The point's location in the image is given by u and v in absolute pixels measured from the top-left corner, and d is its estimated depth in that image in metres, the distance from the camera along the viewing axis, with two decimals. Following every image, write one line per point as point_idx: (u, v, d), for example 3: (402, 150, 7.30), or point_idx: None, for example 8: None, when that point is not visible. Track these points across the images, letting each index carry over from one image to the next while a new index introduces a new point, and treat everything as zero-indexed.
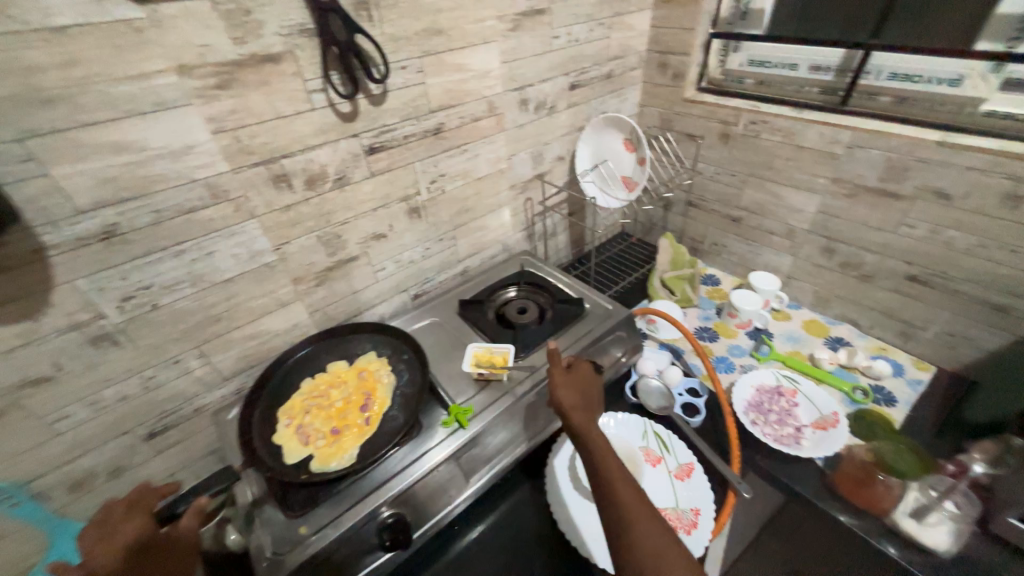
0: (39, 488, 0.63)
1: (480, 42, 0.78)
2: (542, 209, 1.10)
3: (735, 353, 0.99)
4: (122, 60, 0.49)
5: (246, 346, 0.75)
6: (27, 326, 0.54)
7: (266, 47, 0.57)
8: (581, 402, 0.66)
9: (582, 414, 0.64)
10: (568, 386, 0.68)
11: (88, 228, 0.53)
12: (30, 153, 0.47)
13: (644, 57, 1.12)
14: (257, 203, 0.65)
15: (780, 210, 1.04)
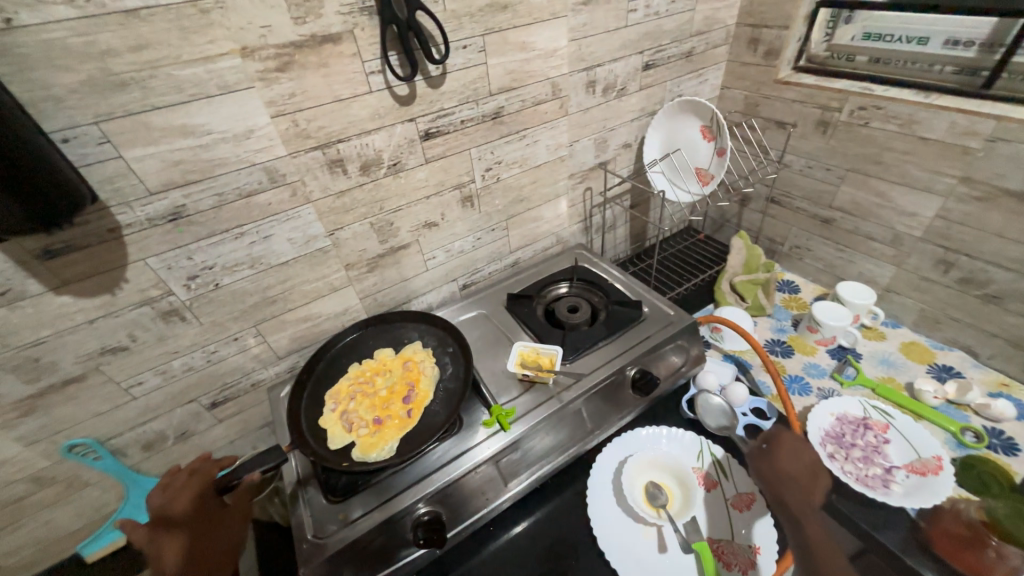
0: (118, 445, 0.69)
1: (548, 17, 0.71)
2: (603, 201, 1.02)
3: (813, 374, 0.88)
4: (188, 43, 0.49)
5: (300, 328, 0.77)
6: (106, 299, 0.58)
7: (326, 27, 0.55)
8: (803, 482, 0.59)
9: (800, 496, 0.58)
10: (787, 467, 0.60)
11: (157, 210, 0.55)
12: (106, 136, 0.49)
13: (731, 32, 0.99)
14: (313, 188, 0.65)
15: (884, 212, 0.89)
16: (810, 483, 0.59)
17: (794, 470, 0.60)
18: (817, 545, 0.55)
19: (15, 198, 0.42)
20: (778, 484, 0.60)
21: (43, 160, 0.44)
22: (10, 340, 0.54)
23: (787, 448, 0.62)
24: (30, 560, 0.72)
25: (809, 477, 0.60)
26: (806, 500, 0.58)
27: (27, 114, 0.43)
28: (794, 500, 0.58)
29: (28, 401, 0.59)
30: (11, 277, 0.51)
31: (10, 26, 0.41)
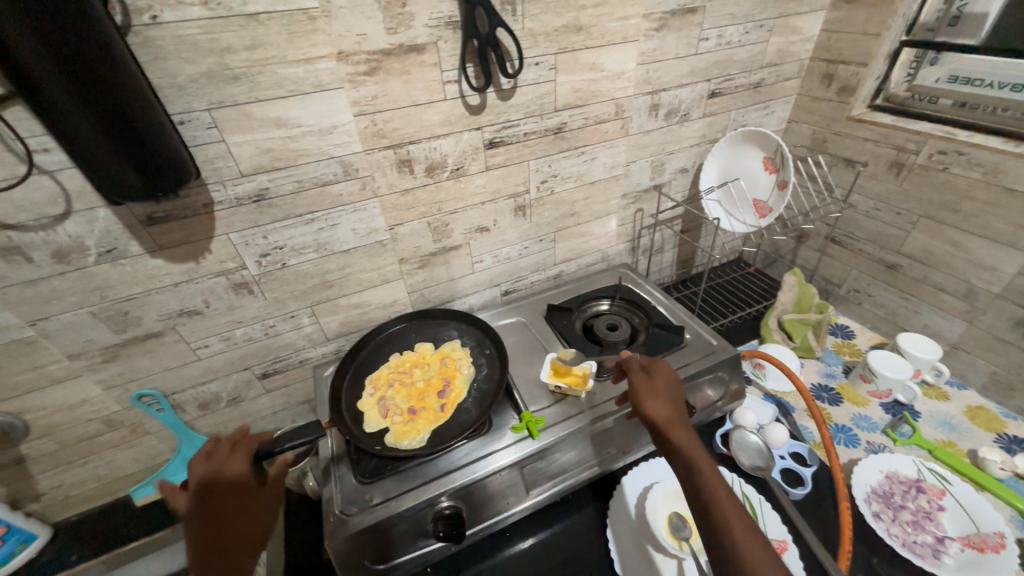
0: (179, 400, 0.75)
1: (620, 41, 0.73)
2: (653, 223, 1.02)
3: (863, 427, 0.83)
4: (293, 45, 0.54)
5: (350, 313, 0.81)
6: (190, 267, 0.64)
7: (414, 38, 0.60)
8: (675, 413, 0.60)
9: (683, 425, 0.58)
10: (653, 394, 0.62)
11: (244, 190, 0.61)
12: (214, 122, 0.55)
13: (804, 66, 0.97)
14: (381, 184, 0.69)
15: (958, 263, 0.83)
16: (671, 401, 0.62)
17: (656, 388, 0.63)
18: (699, 457, 0.53)
19: (133, 168, 0.49)
20: (639, 409, 0.61)
21: (159, 137, 0.49)
22: (108, 293, 0.61)
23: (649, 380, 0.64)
24: (90, 495, 0.79)
25: (669, 395, 0.62)
26: (678, 414, 0.60)
27: (156, 96, 0.49)
28: (664, 417, 0.59)
29: (113, 349, 0.66)
30: (118, 237, 0.58)
31: (154, 21, 0.48)
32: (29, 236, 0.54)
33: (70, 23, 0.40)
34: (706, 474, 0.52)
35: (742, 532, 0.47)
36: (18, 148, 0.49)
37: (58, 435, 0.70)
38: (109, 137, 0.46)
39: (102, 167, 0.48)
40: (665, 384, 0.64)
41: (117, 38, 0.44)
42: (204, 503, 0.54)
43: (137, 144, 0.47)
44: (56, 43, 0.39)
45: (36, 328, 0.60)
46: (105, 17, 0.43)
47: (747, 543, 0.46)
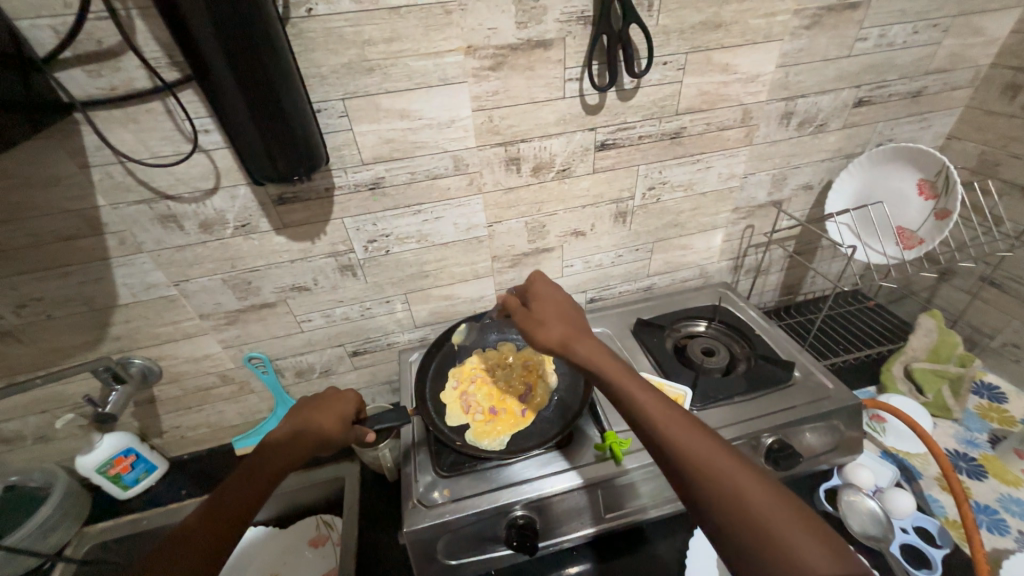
0: (280, 366, 0.81)
1: (761, 40, 0.66)
2: (764, 241, 0.93)
3: (1014, 512, 0.69)
4: (427, 38, 0.55)
5: (439, 304, 0.82)
6: (307, 246, 0.68)
7: (543, 33, 0.58)
8: (568, 330, 0.60)
9: (580, 337, 0.59)
10: (541, 320, 0.62)
11: (363, 177, 0.64)
12: (346, 111, 0.57)
13: (981, 73, 0.82)
14: (487, 180, 0.69)
15: None
16: (560, 318, 0.62)
17: (542, 313, 0.63)
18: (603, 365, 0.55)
19: (280, 166, 0.53)
20: (535, 337, 0.61)
21: (306, 139, 0.53)
22: (238, 263, 0.67)
23: (538, 305, 0.65)
24: (199, 438, 0.88)
25: (556, 313, 0.63)
26: (572, 330, 0.60)
27: (308, 100, 0.52)
28: (559, 338, 0.59)
29: (235, 313, 0.72)
30: (253, 213, 0.63)
31: (309, 14, 0.50)
32: (184, 207, 0.60)
33: (250, 32, 0.43)
34: (615, 379, 0.53)
35: (663, 417, 0.47)
36: (185, 128, 0.54)
37: (183, 383, 0.78)
38: (265, 136, 0.50)
39: (256, 160, 0.53)
40: (550, 305, 0.64)
41: (284, 45, 0.47)
42: (307, 404, 0.62)
43: (288, 144, 0.51)
44: (224, 28, 0.41)
45: (179, 288, 0.67)
46: (278, 26, 0.46)
47: (667, 424, 0.47)
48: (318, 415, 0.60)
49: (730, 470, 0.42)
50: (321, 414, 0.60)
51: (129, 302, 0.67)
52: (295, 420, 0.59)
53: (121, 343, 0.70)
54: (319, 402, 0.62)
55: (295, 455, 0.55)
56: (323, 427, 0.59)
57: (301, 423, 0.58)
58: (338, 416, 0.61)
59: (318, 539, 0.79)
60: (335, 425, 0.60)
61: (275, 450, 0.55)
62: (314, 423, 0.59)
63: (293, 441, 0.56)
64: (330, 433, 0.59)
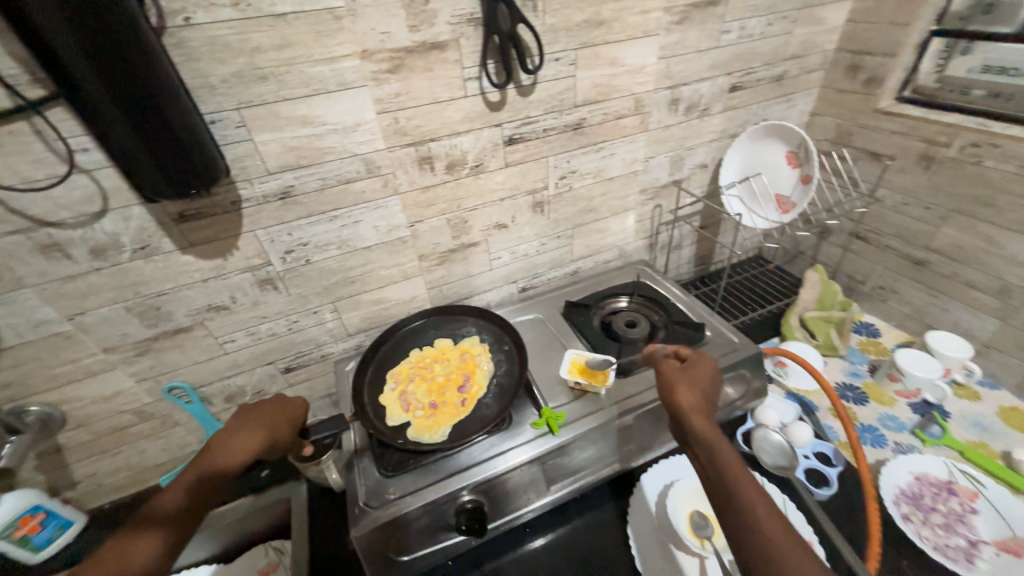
0: (206, 393, 0.77)
1: (640, 35, 0.73)
2: (672, 219, 1.01)
3: (889, 426, 0.80)
4: (319, 44, 0.55)
5: (371, 309, 0.82)
6: (218, 263, 0.66)
7: (436, 35, 0.60)
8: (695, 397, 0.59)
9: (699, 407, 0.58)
10: (684, 382, 0.61)
11: (271, 188, 0.63)
12: (242, 121, 0.56)
13: (829, 58, 0.95)
14: (402, 181, 0.70)
15: (991, 259, 0.81)
16: (697, 389, 0.61)
17: (689, 380, 0.62)
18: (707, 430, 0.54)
19: (176, 186, 0.52)
20: (666, 390, 0.62)
21: (203, 155, 0.52)
22: (142, 288, 0.63)
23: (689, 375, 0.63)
24: (121, 483, 0.82)
25: (699, 384, 0.62)
26: (697, 399, 0.59)
27: (200, 118, 0.51)
28: (687, 403, 0.59)
29: (146, 342, 0.68)
30: (152, 234, 0.60)
31: (188, 23, 0.49)
32: (69, 233, 0.56)
33: (127, 51, 0.42)
34: (714, 445, 0.52)
35: (751, 492, 0.47)
36: (59, 148, 0.51)
37: (93, 425, 0.72)
38: (157, 157, 0.49)
39: (147, 182, 0.51)
40: (703, 376, 0.63)
41: (166, 63, 0.46)
42: (263, 409, 0.62)
43: (184, 164, 0.50)
44: (90, 38, 0.40)
45: (75, 321, 0.62)
46: (156, 44, 0.45)
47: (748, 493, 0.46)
48: (268, 417, 0.61)
49: (790, 550, 0.42)
50: (271, 419, 0.61)
51: (15, 344, 0.61)
52: (246, 424, 0.59)
53: (12, 391, 0.64)
54: (268, 404, 0.63)
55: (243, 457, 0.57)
56: (272, 430, 0.60)
57: (266, 432, 0.59)
58: (288, 419, 0.63)
59: (267, 567, 0.75)
60: (285, 428, 0.62)
61: (223, 450, 0.56)
62: (264, 425, 0.60)
63: (240, 442, 0.57)
64: (280, 438, 0.60)
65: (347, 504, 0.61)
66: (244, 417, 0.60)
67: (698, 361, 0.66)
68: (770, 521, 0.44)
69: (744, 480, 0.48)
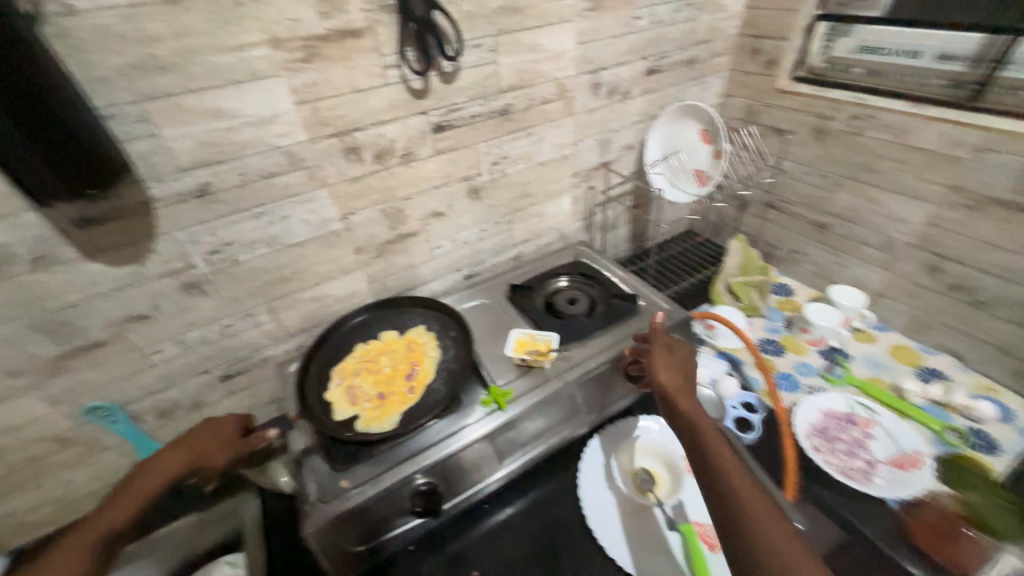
0: (135, 410, 0.73)
1: (556, 21, 0.76)
2: (605, 199, 1.06)
3: (803, 372, 0.90)
4: (223, 32, 0.53)
5: (310, 307, 0.80)
6: (133, 269, 0.62)
7: (350, 22, 0.60)
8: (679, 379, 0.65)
9: (685, 389, 0.63)
10: (671, 365, 0.67)
11: (186, 186, 0.60)
12: (144, 115, 0.53)
13: (733, 42, 1.03)
14: (329, 172, 0.69)
15: (877, 218, 0.92)
16: (681, 372, 0.66)
17: (674, 363, 0.68)
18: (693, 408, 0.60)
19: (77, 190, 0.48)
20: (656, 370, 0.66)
21: (103, 156, 0.49)
22: (45, 303, 0.58)
23: (668, 358, 0.69)
24: (43, 519, 0.75)
25: (681, 368, 0.67)
26: (683, 381, 0.65)
27: (95, 117, 0.49)
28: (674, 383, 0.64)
29: (56, 362, 0.63)
30: (51, 243, 0.56)
31: (69, 10, 0.46)
32: None
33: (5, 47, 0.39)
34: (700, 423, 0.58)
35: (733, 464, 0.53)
36: None
37: (2, 458, 0.66)
38: (53, 162, 0.45)
39: (45, 190, 0.47)
40: (685, 361, 0.68)
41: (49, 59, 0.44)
42: (200, 432, 0.64)
43: (83, 166, 0.48)
44: None
45: None
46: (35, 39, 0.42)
47: (731, 465, 0.52)
48: (201, 439, 0.63)
49: (766, 514, 0.48)
50: (203, 442, 0.63)
51: None
52: (180, 446, 0.62)
53: None
54: (207, 424, 0.65)
55: (165, 477, 0.59)
56: (201, 452, 0.62)
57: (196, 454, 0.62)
58: (221, 440, 0.64)
59: None
60: (216, 449, 0.63)
61: (152, 466, 0.60)
62: (195, 445, 0.62)
63: (163, 464, 0.60)
64: (211, 458, 0.62)
65: (298, 503, 0.60)
66: (181, 440, 0.63)
67: (678, 347, 0.71)
68: (750, 488, 0.50)
69: (725, 453, 0.54)
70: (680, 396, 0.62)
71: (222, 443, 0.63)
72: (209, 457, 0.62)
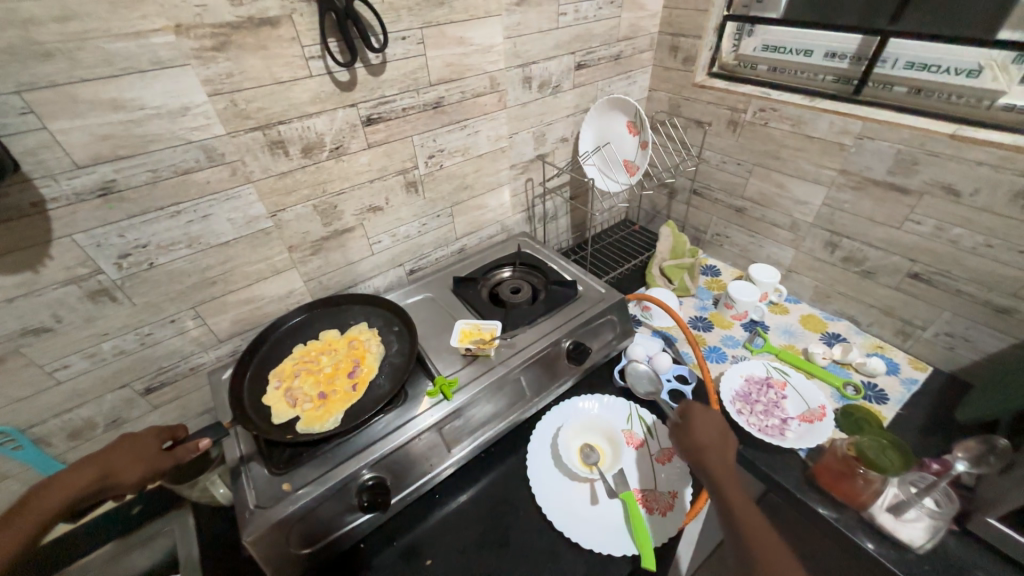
0: (40, 433, 0.66)
1: (483, 15, 0.77)
2: (543, 191, 1.09)
3: (728, 344, 0.98)
4: (118, 17, 0.50)
5: (241, 310, 0.77)
6: (26, 277, 0.56)
7: (264, 10, 0.58)
8: (718, 457, 0.62)
9: (722, 469, 0.61)
10: (700, 444, 0.64)
11: (85, 184, 0.55)
12: (29, 106, 0.49)
13: (655, 39, 1.09)
14: (253, 168, 0.66)
15: (784, 201, 1.01)
16: (717, 447, 0.64)
17: (704, 437, 0.65)
18: (733, 495, 0.58)
19: None
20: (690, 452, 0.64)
21: None
22: None
23: (699, 425, 0.66)
24: None
25: (716, 440, 0.64)
26: (718, 459, 0.62)
27: None
28: (710, 467, 0.61)
29: None
30: None
31: None
32: None
33: None
34: (741, 515, 0.55)
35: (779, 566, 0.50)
36: None
37: None
38: None
39: None
40: (717, 431, 0.65)
41: None
42: (119, 446, 0.60)
43: None
44: None
45: None
46: None
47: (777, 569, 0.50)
48: (115, 457, 0.58)
49: None
50: (118, 457, 0.58)
51: None
52: (94, 459, 0.58)
53: None
54: (124, 440, 0.60)
55: (67, 496, 0.55)
56: (112, 469, 0.58)
57: (106, 470, 0.57)
58: (137, 456, 0.59)
59: None
60: (129, 466, 0.58)
61: (55, 484, 0.56)
62: (108, 461, 0.58)
63: (67, 479, 0.56)
64: (121, 476, 0.57)
65: (236, 512, 0.58)
66: (96, 453, 0.59)
67: (705, 413, 0.68)
68: None
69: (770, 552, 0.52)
70: (718, 482, 0.59)
71: (139, 458, 0.59)
72: (119, 473, 0.58)
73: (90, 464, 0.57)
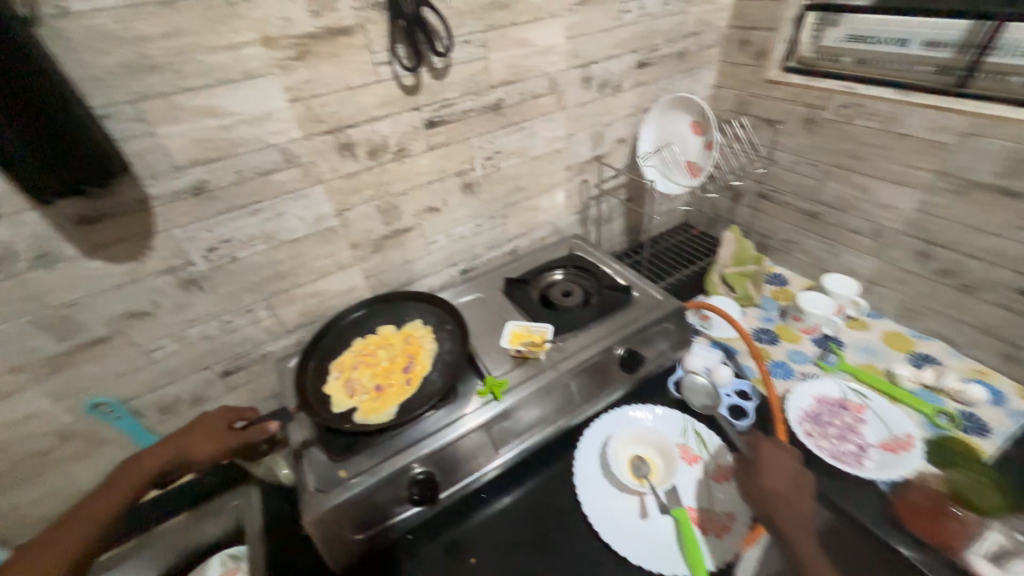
0: (136, 406, 0.74)
1: (545, 16, 0.77)
2: (598, 193, 1.07)
3: (797, 360, 0.91)
4: (214, 31, 0.55)
5: (307, 302, 0.82)
6: (132, 266, 0.63)
7: (340, 20, 0.61)
8: (788, 503, 0.58)
9: (793, 518, 0.56)
10: (767, 484, 0.60)
11: (182, 183, 0.61)
12: (140, 113, 0.55)
13: (723, 34, 1.04)
14: (324, 169, 0.70)
15: (866, 205, 0.93)
16: (788, 493, 0.59)
17: (773, 481, 0.60)
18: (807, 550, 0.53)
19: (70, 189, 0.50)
20: (755, 496, 0.60)
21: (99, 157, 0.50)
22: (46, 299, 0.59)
23: (767, 467, 0.62)
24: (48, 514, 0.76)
25: (786, 485, 0.60)
26: (790, 506, 0.57)
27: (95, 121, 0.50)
28: (778, 513, 0.57)
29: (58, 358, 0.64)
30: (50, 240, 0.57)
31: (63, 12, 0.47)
32: None
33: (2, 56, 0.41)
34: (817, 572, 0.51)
35: None
36: None
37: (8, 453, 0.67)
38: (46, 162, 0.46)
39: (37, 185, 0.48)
40: (787, 475, 0.61)
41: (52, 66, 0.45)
42: (196, 426, 0.66)
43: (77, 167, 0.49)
44: None
45: None
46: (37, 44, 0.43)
47: None
48: (190, 436, 0.65)
49: None
50: (195, 435, 0.65)
51: None
52: (175, 437, 0.65)
53: None
54: (199, 421, 0.66)
55: (153, 466, 0.62)
56: (188, 447, 0.64)
57: (185, 446, 0.64)
58: (211, 435, 0.65)
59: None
60: (204, 444, 0.64)
61: (142, 458, 0.62)
62: (187, 438, 0.64)
63: (152, 454, 0.62)
64: (197, 452, 0.64)
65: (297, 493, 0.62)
66: (177, 431, 0.65)
67: (775, 454, 0.63)
68: None
69: None
70: (788, 531, 0.55)
71: (212, 436, 0.65)
72: (195, 449, 0.63)
73: (173, 440, 0.64)
